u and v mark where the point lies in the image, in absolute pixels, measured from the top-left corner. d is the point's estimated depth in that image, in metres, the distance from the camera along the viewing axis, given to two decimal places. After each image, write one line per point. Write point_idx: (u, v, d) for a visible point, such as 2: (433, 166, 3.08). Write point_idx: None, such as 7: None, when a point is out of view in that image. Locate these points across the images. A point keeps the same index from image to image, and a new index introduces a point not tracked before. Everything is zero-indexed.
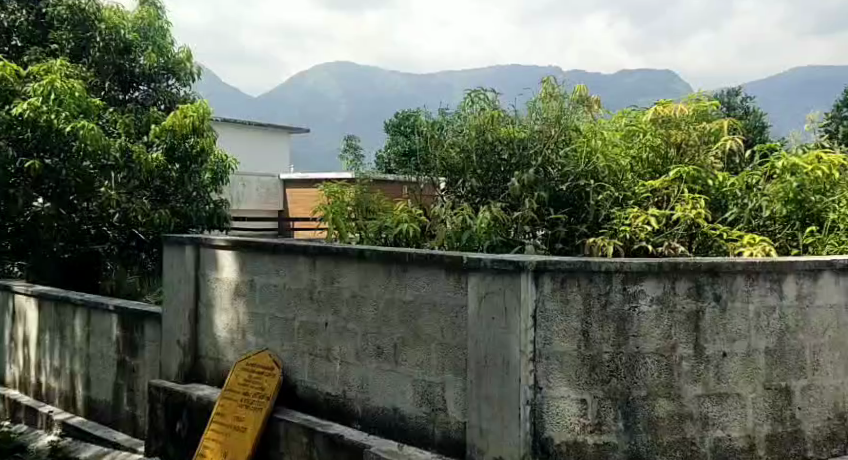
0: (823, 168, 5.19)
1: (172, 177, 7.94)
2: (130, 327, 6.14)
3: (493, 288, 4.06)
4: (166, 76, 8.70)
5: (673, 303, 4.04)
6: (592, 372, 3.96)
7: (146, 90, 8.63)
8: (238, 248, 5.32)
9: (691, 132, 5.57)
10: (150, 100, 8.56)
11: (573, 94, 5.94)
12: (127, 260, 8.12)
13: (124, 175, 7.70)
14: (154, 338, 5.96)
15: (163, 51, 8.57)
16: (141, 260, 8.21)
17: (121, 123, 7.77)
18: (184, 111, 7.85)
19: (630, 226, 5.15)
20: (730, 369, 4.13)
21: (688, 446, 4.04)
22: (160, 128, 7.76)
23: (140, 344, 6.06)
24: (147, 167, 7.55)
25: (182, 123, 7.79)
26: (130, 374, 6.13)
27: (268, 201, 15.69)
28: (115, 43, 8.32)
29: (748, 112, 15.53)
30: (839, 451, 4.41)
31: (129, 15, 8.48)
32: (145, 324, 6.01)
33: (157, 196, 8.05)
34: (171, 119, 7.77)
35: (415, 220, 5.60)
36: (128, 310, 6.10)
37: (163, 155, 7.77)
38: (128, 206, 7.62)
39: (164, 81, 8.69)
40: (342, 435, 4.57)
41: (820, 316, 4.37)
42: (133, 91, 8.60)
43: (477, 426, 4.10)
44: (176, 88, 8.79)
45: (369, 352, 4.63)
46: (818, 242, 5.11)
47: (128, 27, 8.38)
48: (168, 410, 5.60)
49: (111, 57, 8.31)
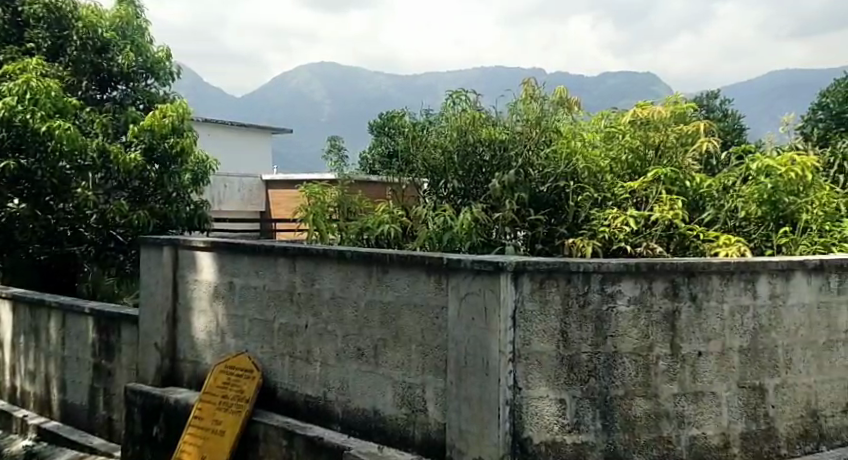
0: (796, 169, 5.21)
1: (151, 178, 7.84)
2: (106, 330, 6.09)
3: (473, 289, 4.07)
4: (144, 76, 8.63)
5: (651, 303, 4.08)
6: (571, 372, 3.99)
7: (125, 90, 8.52)
8: (216, 249, 5.30)
9: (669, 134, 5.65)
10: (128, 100, 8.46)
11: (555, 95, 6.01)
12: (105, 262, 7.99)
13: (102, 176, 7.68)
14: (130, 340, 5.91)
15: (141, 50, 8.52)
16: (119, 262, 8.06)
17: (98, 122, 7.71)
18: (163, 111, 7.83)
19: (609, 227, 5.24)
20: (706, 369, 4.17)
21: (665, 445, 4.07)
22: (138, 128, 7.72)
23: (116, 347, 6.01)
24: (125, 167, 7.50)
25: (161, 123, 7.77)
26: (107, 377, 6.08)
27: (250, 202, 15.51)
28: (93, 42, 8.25)
29: (727, 113, 15.46)
30: (812, 448, 4.47)
31: (106, 14, 8.42)
32: (121, 327, 5.95)
33: (135, 197, 7.97)
34: (150, 119, 7.75)
35: (397, 222, 5.59)
36: (104, 312, 6.05)
37: (141, 155, 7.70)
38: (105, 207, 7.66)
39: (143, 81, 8.61)
40: (322, 437, 4.57)
41: (794, 315, 4.43)
42: (111, 91, 8.49)
43: (457, 427, 4.11)
44: (155, 88, 8.73)
45: (350, 353, 4.63)
46: (792, 242, 5.17)
47: (105, 26, 8.31)
48: (144, 413, 5.56)
49: (88, 56, 8.21)
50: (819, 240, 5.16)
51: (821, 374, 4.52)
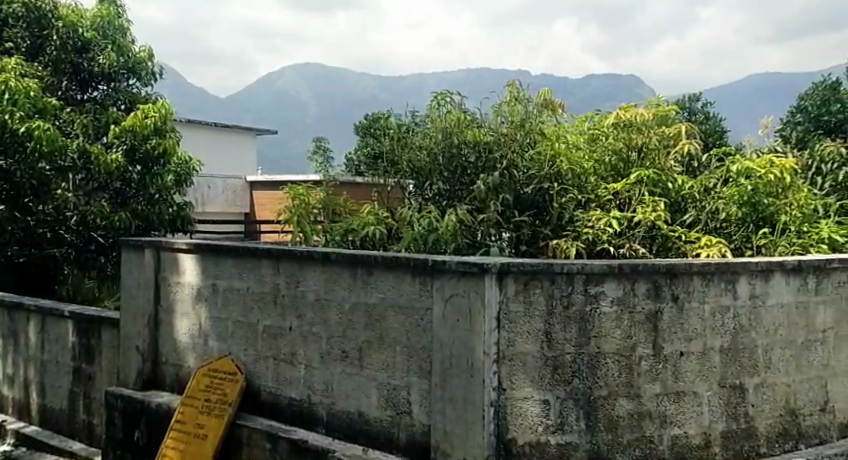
0: (774, 172, 5.29)
1: (132, 178, 7.84)
2: (85, 333, 6.05)
3: (458, 290, 4.08)
4: (126, 76, 8.55)
5: (633, 304, 4.11)
6: (555, 373, 4.01)
7: (106, 90, 8.42)
8: (199, 251, 5.28)
9: (651, 136, 5.71)
10: (109, 100, 8.35)
11: (539, 97, 5.90)
12: (85, 264, 7.90)
13: (82, 176, 7.67)
14: (111, 344, 5.88)
15: (122, 50, 8.43)
16: (100, 264, 7.98)
17: (79, 123, 7.69)
18: (145, 112, 7.79)
19: (593, 228, 5.29)
20: (687, 369, 4.21)
21: (647, 444, 4.10)
22: (120, 129, 7.67)
23: (97, 350, 5.98)
24: (106, 168, 7.47)
25: (142, 124, 7.72)
26: (87, 381, 6.04)
27: (234, 204, 15.35)
28: (72, 42, 8.21)
29: (709, 116, 15.50)
30: (791, 447, 4.51)
31: (87, 14, 8.36)
32: (102, 330, 5.92)
33: (117, 198, 7.94)
34: (132, 120, 7.70)
35: (383, 223, 5.59)
36: (84, 316, 6.01)
37: (123, 156, 7.66)
38: (86, 209, 7.59)
39: (124, 81, 8.53)
40: (307, 440, 4.56)
41: (773, 315, 4.47)
42: (92, 91, 8.41)
43: (442, 428, 4.12)
44: (137, 88, 8.65)
45: (335, 355, 4.62)
46: (771, 244, 5.25)
47: (86, 25, 8.28)
48: (126, 417, 5.53)
49: (67, 56, 8.16)
50: (797, 240, 5.25)
51: (799, 374, 4.56)
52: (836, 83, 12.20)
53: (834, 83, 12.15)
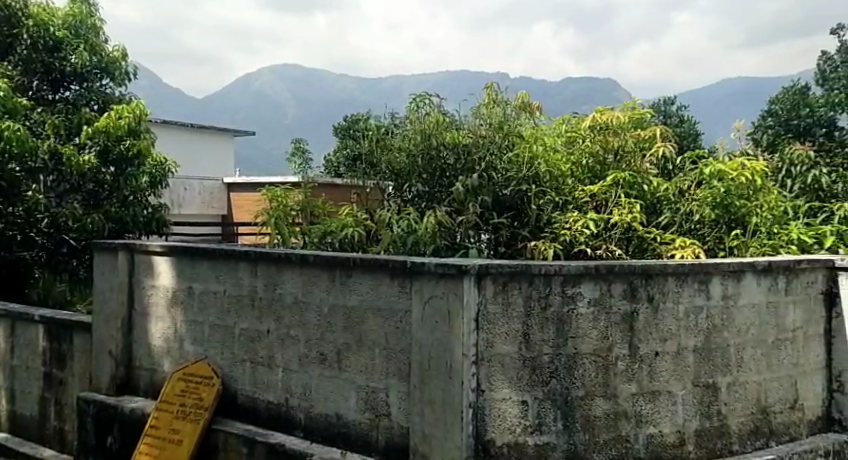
0: (746, 174, 5.35)
1: (106, 180, 7.77)
2: (57, 338, 5.99)
3: (437, 292, 4.09)
4: (99, 76, 8.45)
5: (610, 304, 4.16)
6: (533, 374, 4.04)
7: (78, 90, 8.34)
8: (174, 254, 5.25)
9: (627, 139, 5.76)
10: (82, 100, 8.27)
11: (517, 100, 5.93)
12: (56, 267, 7.77)
13: (53, 177, 7.55)
14: (83, 349, 5.83)
15: (95, 50, 8.35)
16: (72, 267, 7.87)
17: (49, 123, 7.55)
18: (119, 112, 7.70)
19: (570, 230, 5.34)
20: (662, 368, 4.25)
21: (622, 443, 4.15)
22: (92, 129, 7.56)
23: (68, 356, 5.92)
24: (78, 169, 7.39)
25: (115, 124, 7.63)
26: (58, 386, 5.99)
27: (211, 206, 15.17)
28: (44, 40, 8.08)
29: (683, 118, 15.58)
30: (762, 444, 4.56)
31: (59, 12, 8.23)
32: (73, 335, 5.87)
33: (90, 200, 7.84)
34: (105, 120, 7.60)
35: (361, 225, 5.58)
36: (55, 320, 5.96)
37: (95, 157, 7.61)
38: (58, 211, 7.53)
39: (97, 81, 8.44)
40: (284, 444, 4.55)
41: (745, 315, 4.52)
42: (64, 91, 8.31)
43: (420, 430, 4.12)
44: (110, 88, 8.56)
45: (313, 358, 4.60)
46: (743, 245, 5.33)
47: (57, 24, 8.13)
48: (98, 423, 5.48)
49: (39, 56, 8.07)
50: (768, 242, 5.32)
51: (770, 372, 4.61)
52: (805, 90, 12.36)
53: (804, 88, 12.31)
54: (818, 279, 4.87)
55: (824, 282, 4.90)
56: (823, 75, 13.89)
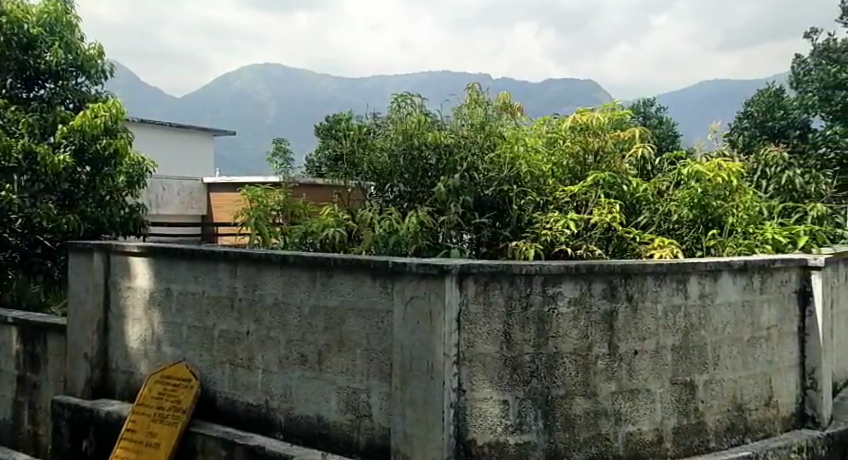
0: (723, 175, 5.42)
1: (81, 179, 7.45)
2: (31, 341, 5.94)
3: (419, 292, 4.10)
4: (74, 74, 7.94)
5: (589, 304, 4.19)
6: (514, 373, 4.07)
7: (53, 88, 7.84)
8: (152, 255, 5.22)
9: (607, 140, 5.81)
10: (57, 99, 7.79)
11: (498, 100, 5.96)
12: (30, 269, 7.43)
13: (27, 177, 7.26)
14: (57, 352, 5.78)
15: (70, 48, 7.82)
16: (46, 268, 7.53)
17: (23, 122, 7.24)
18: (94, 110, 7.40)
19: (551, 230, 5.35)
20: (641, 366, 4.30)
21: (602, 442, 4.19)
22: (68, 128, 7.27)
23: (42, 359, 5.87)
24: (53, 168, 7.08)
25: (92, 123, 7.35)
26: (32, 390, 5.94)
27: (190, 206, 15.03)
28: (17, 38, 7.53)
29: (661, 120, 15.67)
30: (738, 441, 4.61)
31: (33, 9, 7.70)
32: (48, 337, 5.82)
33: (65, 200, 7.52)
34: (81, 119, 7.30)
35: (343, 225, 5.56)
36: (29, 322, 5.90)
37: (71, 157, 7.30)
38: (32, 212, 7.20)
39: (72, 79, 7.93)
40: (264, 446, 4.54)
41: (722, 314, 4.56)
42: (38, 89, 7.81)
43: (402, 431, 4.13)
44: (86, 87, 8.07)
45: (293, 359, 4.59)
46: (720, 244, 5.38)
47: (31, 21, 7.62)
48: (73, 427, 5.43)
49: (13, 53, 7.51)
50: (744, 241, 5.39)
51: (745, 370, 4.66)
52: (779, 92, 12.75)
53: (777, 91, 12.75)
54: (792, 278, 4.93)
55: (798, 280, 4.95)
56: (796, 77, 14.13)
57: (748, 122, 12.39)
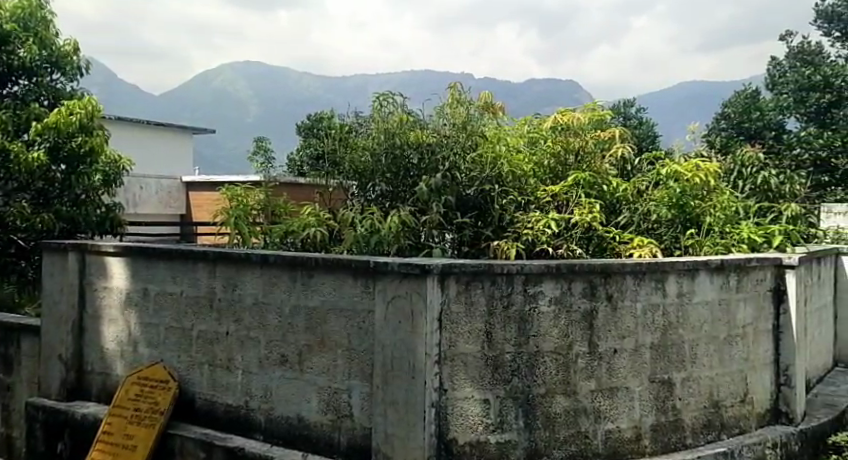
0: (701, 175, 5.54)
1: (56, 178, 7.34)
2: (5, 342, 5.87)
3: (400, 292, 4.10)
4: (49, 70, 7.87)
5: (569, 303, 4.21)
6: (495, 372, 4.09)
7: (27, 85, 7.72)
8: (129, 255, 5.18)
9: (588, 140, 5.84)
10: (31, 95, 7.67)
11: (480, 100, 5.97)
12: (4, 269, 7.30)
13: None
14: (31, 353, 5.72)
15: (44, 43, 7.72)
16: (20, 268, 7.41)
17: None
18: (70, 108, 7.32)
19: (532, 229, 5.37)
20: (620, 365, 4.33)
21: (582, 439, 4.22)
22: (43, 126, 7.16)
23: (16, 360, 5.81)
24: (26, 167, 6.96)
25: (66, 121, 7.25)
26: (6, 392, 5.88)
27: (169, 203, 14.92)
28: None
29: (640, 120, 15.75)
30: (714, 438, 4.65)
31: (5, 4, 7.58)
32: (21, 338, 5.76)
33: (39, 199, 7.42)
34: (55, 116, 7.20)
35: (324, 224, 5.55)
36: (3, 324, 5.84)
37: (46, 155, 7.20)
38: (6, 211, 7.09)
39: (47, 76, 7.85)
40: (244, 447, 4.53)
41: (699, 313, 4.60)
42: (11, 86, 7.68)
43: (383, 431, 4.13)
44: (61, 84, 8.01)
45: (274, 360, 4.58)
46: (697, 244, 5.44)
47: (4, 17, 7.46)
48: (48, 430, 5.38)
49: None
50: (720, 240, 5.45)
51: (721, 368, 4.69)
52: (755, 93, 12.87)
53: (754, 92, 12.88)
54: (767, 277, 4.97)
55: (773, 280, 5.00)
56: (772, 78, 14.28)
57: (725, 123, 12.42)
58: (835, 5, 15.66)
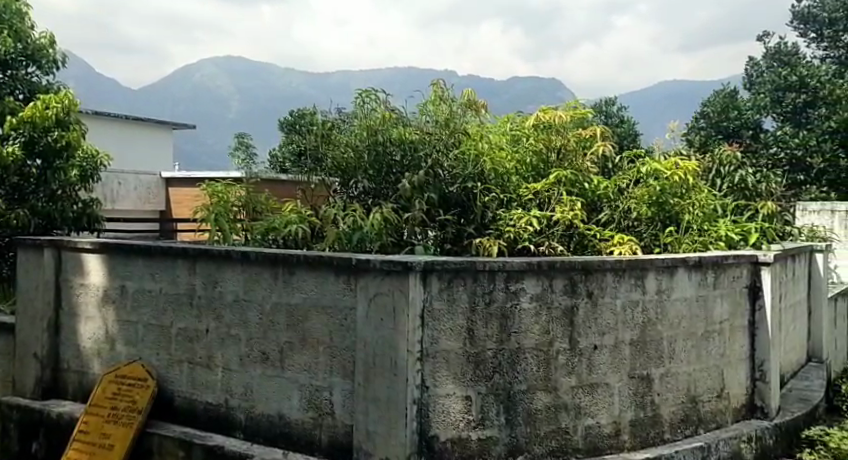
0: (680, 174, 5.57)
1: (31, 173, 7.26)
2: None
3: (382, 289, 4.10)
4: (24, 63, 7.79)
5: (550, 300, 4.23)
6: (476, 369, 4.10)
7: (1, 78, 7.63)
8: (106, 251, 5.15)
9: (569, 139, 5.84)
10: (5, 89, 7.60)
11: (463, 97, 5.86)
12: None
13: None
14: (5, 351, 5.67)
15: (20, 36, 7.63)
16: None
17: None
18: (46, 102, 7.27)
19: (514, 226, 5.41)
20: (600, 361, 4.36)
21: (562, 435, 4.25)
22: (17, 120, 7.11)
23: None
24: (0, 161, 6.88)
25: (43, 114, 7.20)
26: None
27: (148, 201, 14.80)
28: None
29: (622, 120, 15.83)
30: (692, 433, 4.69)
31: None
32: None
33: (14, 195, 7.27)
34: (31, 110, 7.15)
35: (306, 221, 5.49)
36: None
37: (20, 149, 7.11)
38: None
39: (22, 69, 7.78)
40: (224, 446, 4.52)
41: (677, 309, 4.64)
42: None
43: (364, 428, 4.14)
44: (37, 77, 7.92)
45: (254, 357, 4.57)
46: (676, 241, 5.51)
47: None
48: (23, 429, 5.34)
49: None
50: (699, 238, 5.51)
51: (699, 364, 4.74)
52: (734, 91, 12.98)
53: (733, 91, 12.96)
54: (744, 274, 5.02)
55: (749, 277, 5.05)
56: (750, 80, 14.43)
57: (703, 121, 12.35)
58: (811, 7, 15.88)
